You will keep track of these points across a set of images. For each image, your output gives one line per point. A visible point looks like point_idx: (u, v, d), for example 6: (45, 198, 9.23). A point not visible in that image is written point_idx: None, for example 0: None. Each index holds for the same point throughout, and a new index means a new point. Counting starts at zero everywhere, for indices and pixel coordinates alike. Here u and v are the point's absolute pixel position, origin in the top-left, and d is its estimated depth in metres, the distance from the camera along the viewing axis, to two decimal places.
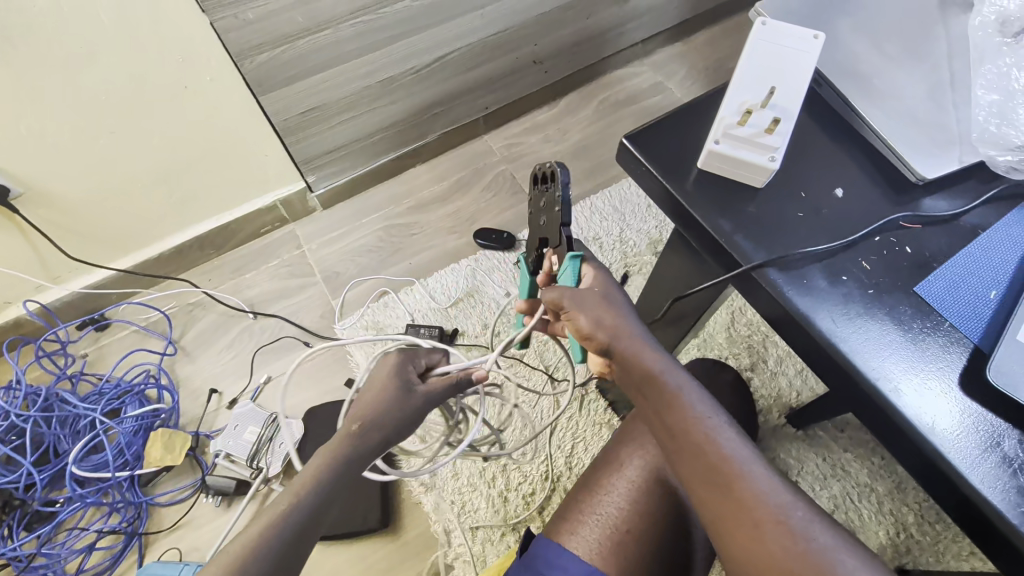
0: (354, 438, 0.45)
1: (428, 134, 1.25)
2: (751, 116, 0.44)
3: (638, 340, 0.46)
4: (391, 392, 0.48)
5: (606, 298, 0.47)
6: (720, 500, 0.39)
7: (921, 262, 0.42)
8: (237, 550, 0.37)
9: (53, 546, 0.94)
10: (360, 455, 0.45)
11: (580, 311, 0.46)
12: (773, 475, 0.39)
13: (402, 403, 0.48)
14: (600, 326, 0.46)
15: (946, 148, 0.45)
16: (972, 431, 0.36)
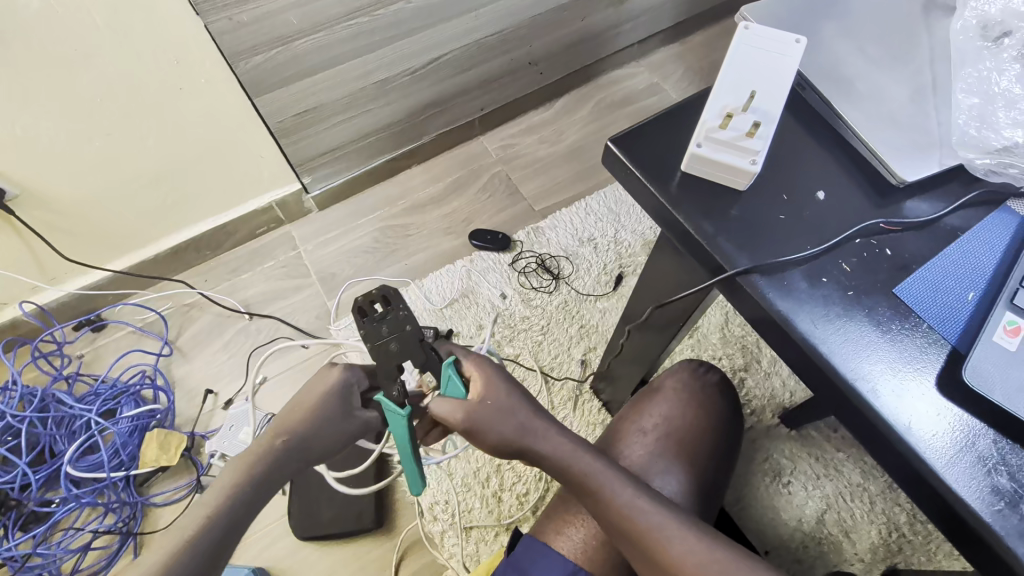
0: (279, 454, 0.48)
1: (423, 136, 1.25)
2: (732, 120, 0.45)
3: (547, 441, 0.49)
4: (325, 411, 0.50)
5: (498, 409, 0.48)
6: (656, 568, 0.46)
7: (901, 263, 0.42)
8: (167, 552, 0.41)
9: (48, 546, 0.95)
10: (284, 471, 0.48)
11: (487, 430, 0.48)
12: (695, 541, 0.45)
13: (335, 427, 0.51)
14: (508, 437, 0.48)
15: (926, 151, 0.46)
16: (947, 431, 0.37)
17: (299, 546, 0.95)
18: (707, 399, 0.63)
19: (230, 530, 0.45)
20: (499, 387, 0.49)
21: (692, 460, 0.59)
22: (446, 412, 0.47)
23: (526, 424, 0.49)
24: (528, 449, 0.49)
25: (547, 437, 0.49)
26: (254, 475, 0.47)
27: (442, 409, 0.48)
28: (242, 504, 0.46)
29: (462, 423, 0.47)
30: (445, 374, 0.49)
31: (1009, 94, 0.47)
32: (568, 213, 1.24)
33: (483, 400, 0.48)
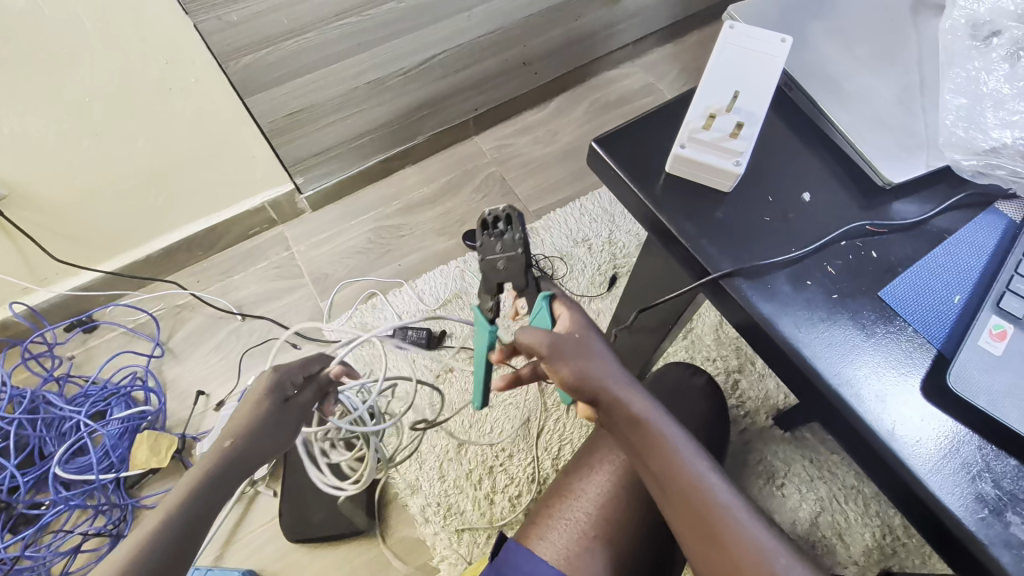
0: (228, 452, 0.47)
1: (417, 136, 1.24)
2: (716, 120, 0.44)
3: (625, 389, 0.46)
4: (265, 410, 0.51)
5: (586, 345, 0.45)
6: (710, 545, 0.43)
7: (887, 266, 0.42)
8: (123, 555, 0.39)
9: (38, 549, 0.94)
10: (236, 470, 0.47)
11: (570, 363, 0.44)
12: (757, 521, 0.44)
13: (275, 419, 0.52)
14: (590, 375, 0.44)
15: (914, 152, 0.45)
16: (932, 437, 0.36)
17: (291, 548, 0.95)
18: (693, 402, 0.63)
19: (191, 529, 0.42)
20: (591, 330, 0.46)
21: None
22: (536, 334, 0.43)
23: (609, 370, 0.45)
24: (607, 396, 0.45)
25: (626, 388, 0.45)
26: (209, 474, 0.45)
27: (533, 332, 0.43)
28: (200, 502, 0.44)
29: (550, 349, 0.43)
30: (537, 307, 0.46)
31: (998, 94, 0.47)
32: (562, 213, 1.23)
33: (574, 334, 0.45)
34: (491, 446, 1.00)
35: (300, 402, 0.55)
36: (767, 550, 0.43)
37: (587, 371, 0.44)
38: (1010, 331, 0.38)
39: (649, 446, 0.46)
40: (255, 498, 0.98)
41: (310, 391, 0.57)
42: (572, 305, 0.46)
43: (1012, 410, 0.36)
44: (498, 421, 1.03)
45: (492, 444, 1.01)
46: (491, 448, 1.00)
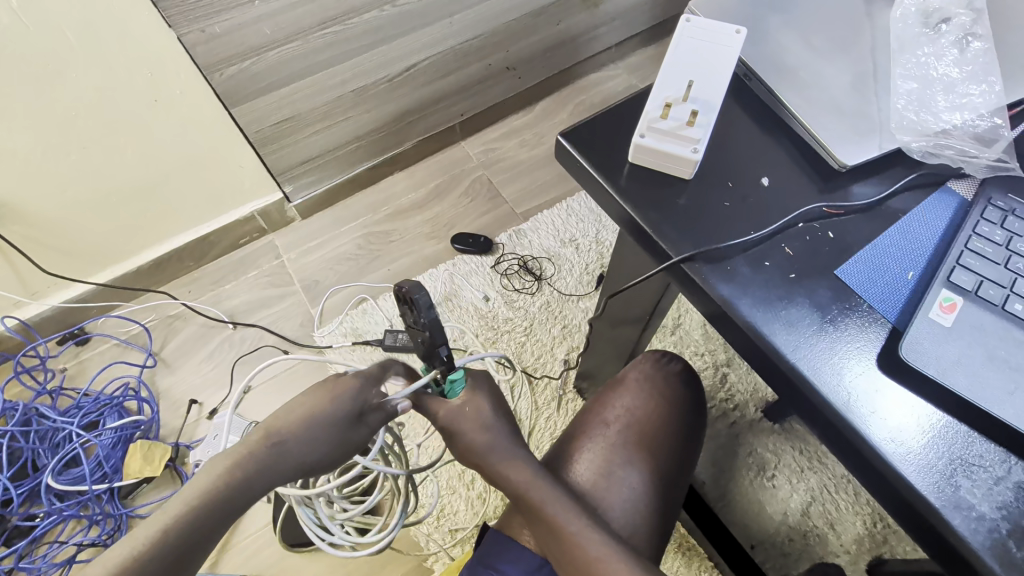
0: (269, 458, 0.41)
1: (404, 143, 1.26)
2: (673, 110, 0.46)
3: (517, 455, 0.50)
4: (331, 424, 0.43)
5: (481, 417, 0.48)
6: None
7: (842, 246, 0.43)
8: None
9: (32, 560, 0.95)
10: (259, 478, 0.41)
11: (458, 435, 0.49)
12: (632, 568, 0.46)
13: (338, 438, 0.43)
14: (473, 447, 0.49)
15: (867, 136, 0.46)
16: (883, 407, 0.37)
17: (285, 554, 0.95)
18: (669, 388, 0.63)
19: (200, 542, 0.38)
20: (490, 407, 0.49)
21: (653, 451, 0.59)
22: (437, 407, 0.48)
23: (503, 443, 0.49)
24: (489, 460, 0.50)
25: (513, 454, 0.50)
26: (236, 481, 0.40)
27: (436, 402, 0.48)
28: (213, 513, 0.39)
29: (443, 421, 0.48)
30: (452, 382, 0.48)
31: (948, 78, 0.48)
32: (548, 214, 1.24)
33: (466, 408, 0.48)
34: None
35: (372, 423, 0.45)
36: None
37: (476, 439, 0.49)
38: (959, 304, 0.39)
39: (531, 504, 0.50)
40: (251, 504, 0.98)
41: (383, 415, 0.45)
42: (483, 393, 0.49)
43: (961, 378, 0.37)
44: None
45: None
46: None
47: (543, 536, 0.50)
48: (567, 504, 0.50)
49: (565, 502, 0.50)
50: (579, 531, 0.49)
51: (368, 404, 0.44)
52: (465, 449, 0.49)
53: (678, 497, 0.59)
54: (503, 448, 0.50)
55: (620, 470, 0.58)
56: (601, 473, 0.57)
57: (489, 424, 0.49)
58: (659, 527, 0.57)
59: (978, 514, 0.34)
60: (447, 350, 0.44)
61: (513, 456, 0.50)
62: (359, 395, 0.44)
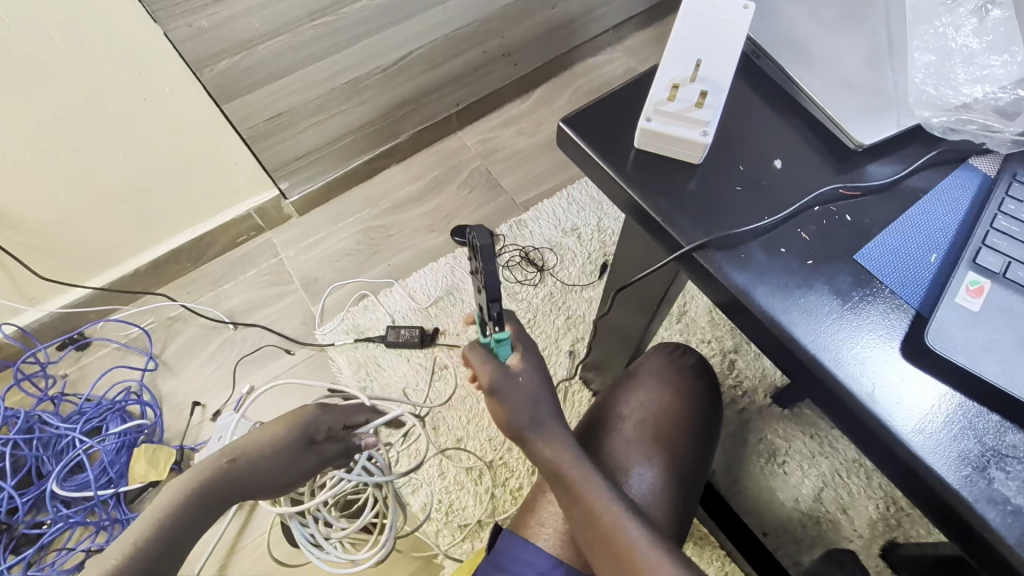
0: (225, 473, 0.54)
1: (400, 134, 1.24)
2: (681, 91, 0.44)
3: (554, 433, 0.49)
4: (285, 448, 0.59)
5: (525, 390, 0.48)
6: None
7: (861, 229, 0.41)
8: None
9: (41, 568, 0.94)
10: (217, 492, 0.53)
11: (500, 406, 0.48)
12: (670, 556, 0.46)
13: (290, 460, 0.60)
14: (514, 420, 0.48)
15: (883, 112, 0.44)
16: (918, 403, 0.36)
17: (295, 554, 0.95)
18: (684, 381, 0.62)
19: (172, 545, 0.49)
20: (535, 377, 0.49)
21: (670, 446, 0.58)
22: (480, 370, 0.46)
23: (544, 417, 0.49)
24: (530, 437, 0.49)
25: (552, 430, 0.49)
26: (194, 494, 0.52)
27: (482, 361, 0.46)
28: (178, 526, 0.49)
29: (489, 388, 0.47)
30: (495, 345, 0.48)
31: (967, 50, 0.46)
32: (549, 203, 1.22)
33: (517, 377, 0.48)
34: (491, 441, 1.01)
35: (317, 451, 0.63)
36: None
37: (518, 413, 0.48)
38: (987, 287, 0.37)
39: (567, 488, 0.49)
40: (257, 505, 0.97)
41: (326, 445, 0.63)
42: (527, 363, 0.49)
43: (991, 364, 0.35)
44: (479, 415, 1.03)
45: (489, 441, 1.01)
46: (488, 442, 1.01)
47: (577, 526, 0.49)
48: (605, 487, 0.49)
49: (602, 485, 0.49)
50: (617, 514, 0.47)
51: (317, 435, 0.63)
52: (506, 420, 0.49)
53: (695, 492, 0.58)
54: (545, 422, 0.49)
55: (638, 464, 0.57)
56: (618, 469, 0.56)
57: (533, 395, 0.48)
58: (679, 523, 0.56)
59: (1014, 507, 0.33)
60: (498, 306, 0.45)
61: (554, 433, 0.49)
62: (309, 426, 0.62)
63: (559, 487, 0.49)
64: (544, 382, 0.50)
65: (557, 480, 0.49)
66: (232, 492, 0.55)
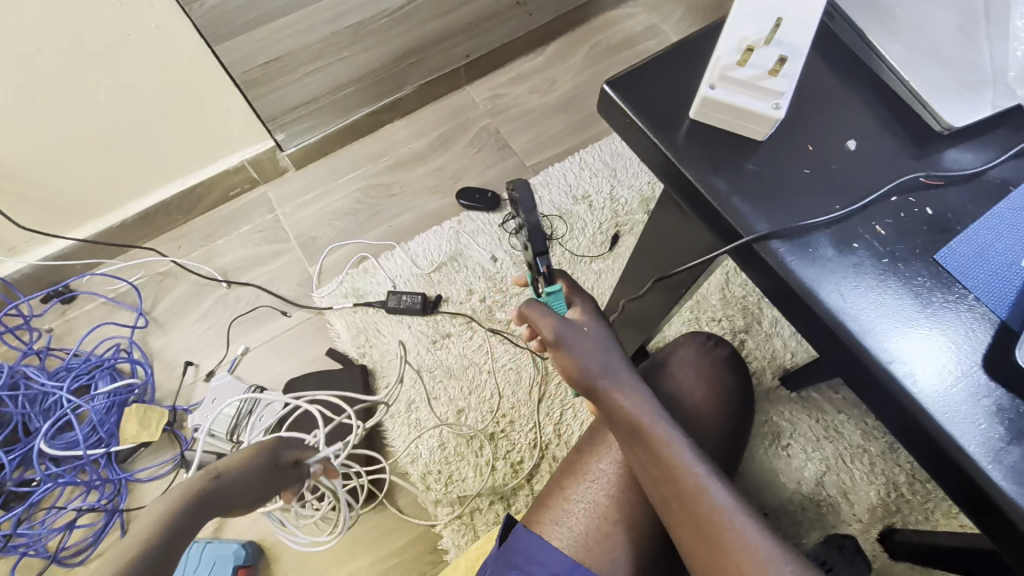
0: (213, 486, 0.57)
1: (404, 87, 1.15)
2: (753, 55, 0.38)
3: (629, 387, 0.47)
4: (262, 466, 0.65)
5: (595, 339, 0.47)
6: (711, 549, 0.42)
7: (943, 225, 0.37)
8: None
9: (31, 525, 0.92)
10: (210, 503, 0.56)
11: (574, 355, 0.46)
12: (758, 526, 0.42)
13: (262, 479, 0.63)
14: (589, 370, 0.47)
15: (976, 91, 0.39)
16: (1007, 427, 0.32)
17: None
18: (716, 374, 0.59)
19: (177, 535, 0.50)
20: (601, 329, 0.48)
21: (702, 439, 0.55)
22: (546, 319, 0.45)
23: (618, 370, 0.47)
24: (603, 389, 0.47)
25: (626, 383, 0.47)
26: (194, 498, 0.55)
27: (541, 313, 0.46)
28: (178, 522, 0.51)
29: (555, 338, 0.46)
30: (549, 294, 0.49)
31: None
32: (560, 168, 1.16)
33: (582, 328, 0.47)
34: (492, 413, 0.98)
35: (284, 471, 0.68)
36: (770, 558, 0.41)
37: (591, 362, 0.46)
38: None
39: (645, 445, 0.46)
40: None
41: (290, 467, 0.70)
42: (592, 314, 0.49)
43: None
44: (480, 387, 1.00)
45: (491, 413, 0.98)
46: (490, 412, 0.98)
47: (655, 488, 0.46)
48: (687, 446, 0.46)
49: (684, 444, 0.46)
50: (700, 475, 0.44)
51: (285, 455, 0.69)
52: (575, 370, 0.47)
53: None
54: (618, 376, 0.47)
55: None
56: None
57: (603, 345, 0.47)
58: None
59: None
60: (546, 260, 0.49)
61: (629, 387, 0.47)
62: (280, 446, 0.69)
63: (636, 444, 0.46)
64: (610, 336, 0.49)
65: (633, 435, 0.46)
66: (219, 507, 0.57)
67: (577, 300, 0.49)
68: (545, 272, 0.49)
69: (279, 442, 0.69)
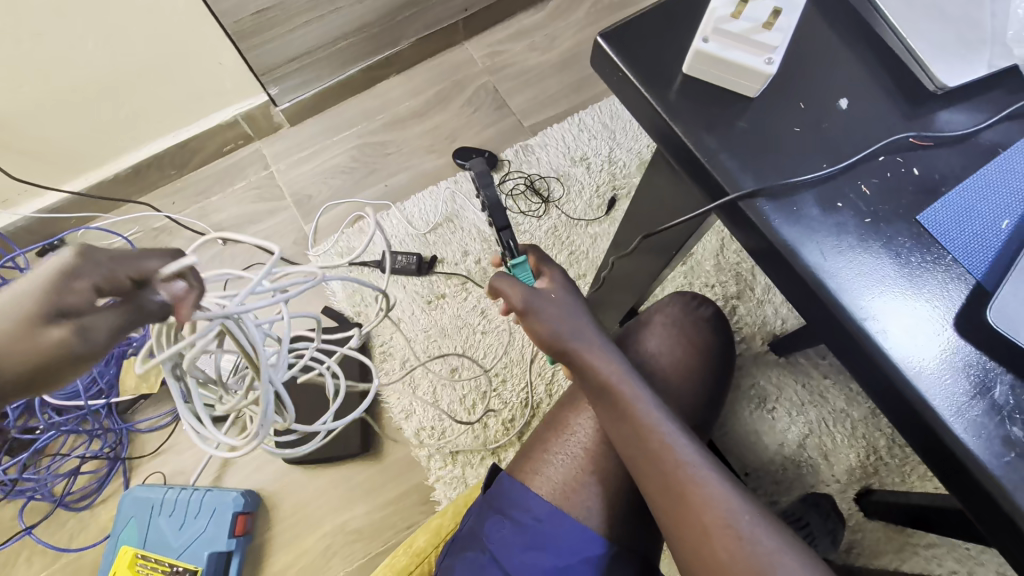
0: None
1: (401, 41, 1.13)
2: (748, 7, 0.38)
3: (600, 352, 0.49)
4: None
5: (563, 306, 0.49)
6: (676, 502, 0.44)
7: (928, 186, 0.37)
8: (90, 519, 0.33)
9: (37, 471, 0.94)
10: None
11: (543, 321, 0.48)
12: (721, 480, 0.44)
13: (16, 344, 0.28)
14: (560, 335, 0.48)
15: (974, 50, 0.39)
16: (971, 383, 0.33)
17: (289, 471, 0.96)
18: (697, 334, 0.60)
19: None
20: (568, 296, 0.50)
21: (680, 397, 0.57)
22: (514, 290, 0.47)
23: (588, 336, 0.49)
24: (574, 354, 0.49)
25: (596, 349, 0.49)
26: None
27: (511, 285, 0.47)
28: None
29: (523, 307, 0.48)
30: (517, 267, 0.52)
31: None
32: (559, 129, 1.14)
33: (550, 297, 0.50)
34: (485, 372, 1.00)
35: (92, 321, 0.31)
36: (732, 510, 0.43)
37: (560, 328, 0.48)
38: None
39: (614, 405, 0.47)
40: None
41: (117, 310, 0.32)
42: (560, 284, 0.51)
43: None
44: (474, 345, 1.02)
45: (483, 371, 1.00)
46: (483, 370, 1.00)
47: (626, 447, 0.47)
48: (654, 405, 0.47)
49: (653, 404, 0.47)
50: (666, 433, 0.46)
51: (76, 295, 0.31)
52: (544, 337, 0.49)
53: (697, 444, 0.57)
54: (588, 341, 0.49)
55: None
56: None
57: (570, 310, 0.49)
58: None
59: None
60: (510, 234, 0.51)
61: (599, 351, 0.49)
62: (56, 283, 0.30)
63: (606, 405, 0.48)
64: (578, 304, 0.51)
65: (604, 396, 0.48)
66: None
67: (545, 271, 0.51)
68: (508, 246, 0.51)
69: (79, 262, 0.31)
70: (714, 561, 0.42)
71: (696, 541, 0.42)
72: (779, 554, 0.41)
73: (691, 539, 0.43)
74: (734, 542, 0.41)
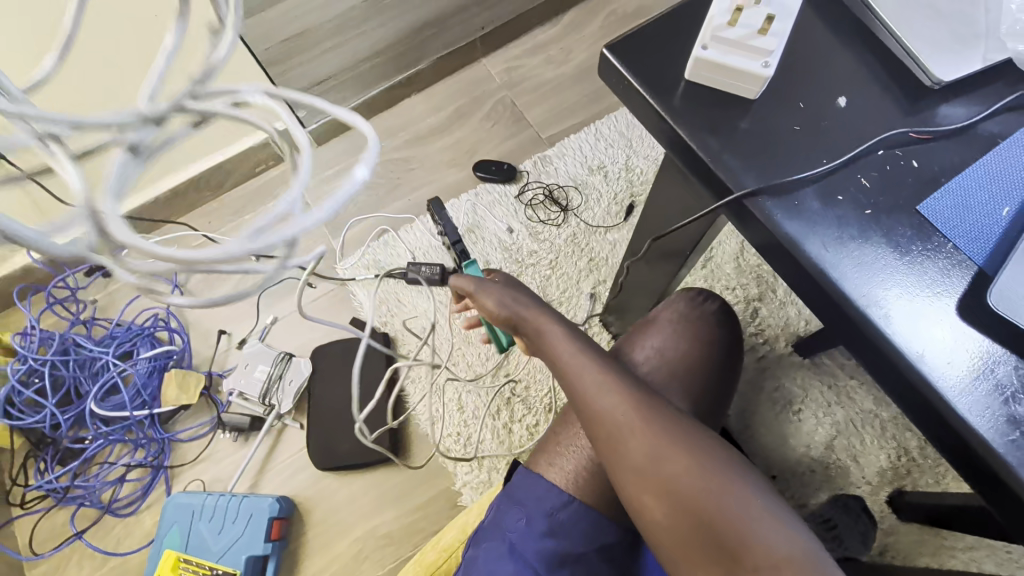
0: None
1: (422, 61, 1.17)
2: (744, 15, 0.40)
3: (542, 319, 0.53)
4: None
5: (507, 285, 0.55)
6: (613, 450, 0.46)
7: (929, 178, 0.38)
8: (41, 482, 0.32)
9: (87, 479, 1.00)
10: None
11: (489, 301, 0.54)
12: (658, 425, 0.46)
13: None
14: (504, 307, 0.54)
15: (969, 46, 0.40)
16: (973, 365, 0.34)
17: (321, 477, 1.00)
18: (705, 328, 0.61)
19: None
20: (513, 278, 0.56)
21: (688, 388, 0.59)
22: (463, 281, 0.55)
23: (529, 306, 0.53)
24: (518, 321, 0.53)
25: (537, 316, 0.53)
26: None
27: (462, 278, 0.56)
28: None
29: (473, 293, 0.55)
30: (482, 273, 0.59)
31: None
32: (575, 138, 1.17)
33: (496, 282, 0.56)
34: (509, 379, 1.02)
35: None
36: (664, 451, 0.45)
37: (505, 301, 0.54)
38: None
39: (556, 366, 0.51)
40: (285, 430, 1.02)
41: None
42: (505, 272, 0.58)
43: None
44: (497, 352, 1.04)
45: (506, 377, 1.02)
46: (507, 376, 1.02)
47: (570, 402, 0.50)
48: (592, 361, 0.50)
49: (590, 360, 0.50)
50: (601, 387, 0.48)
51: None
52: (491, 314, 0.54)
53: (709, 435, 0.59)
54: (531, 310, 0.53)
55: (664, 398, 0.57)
56: None
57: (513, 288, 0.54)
58: None
59: None
60: None
61: (541, 317, 0.53)
62: None
63: (551, 366, 0.52)
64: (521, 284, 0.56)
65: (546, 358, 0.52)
66: None
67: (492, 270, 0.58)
68: None
69: None
70: (651, 498, 0.44)
71: (634, 482, 0.45)
72: (721, 493, 0.42)
73: (628, 480, 0.45)
74: (667, 479, 0.44)
